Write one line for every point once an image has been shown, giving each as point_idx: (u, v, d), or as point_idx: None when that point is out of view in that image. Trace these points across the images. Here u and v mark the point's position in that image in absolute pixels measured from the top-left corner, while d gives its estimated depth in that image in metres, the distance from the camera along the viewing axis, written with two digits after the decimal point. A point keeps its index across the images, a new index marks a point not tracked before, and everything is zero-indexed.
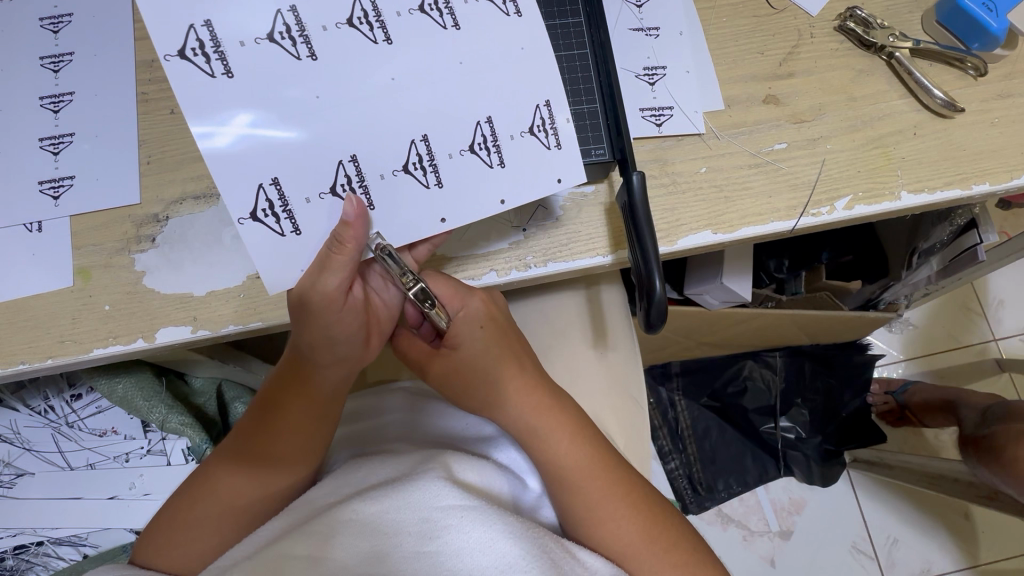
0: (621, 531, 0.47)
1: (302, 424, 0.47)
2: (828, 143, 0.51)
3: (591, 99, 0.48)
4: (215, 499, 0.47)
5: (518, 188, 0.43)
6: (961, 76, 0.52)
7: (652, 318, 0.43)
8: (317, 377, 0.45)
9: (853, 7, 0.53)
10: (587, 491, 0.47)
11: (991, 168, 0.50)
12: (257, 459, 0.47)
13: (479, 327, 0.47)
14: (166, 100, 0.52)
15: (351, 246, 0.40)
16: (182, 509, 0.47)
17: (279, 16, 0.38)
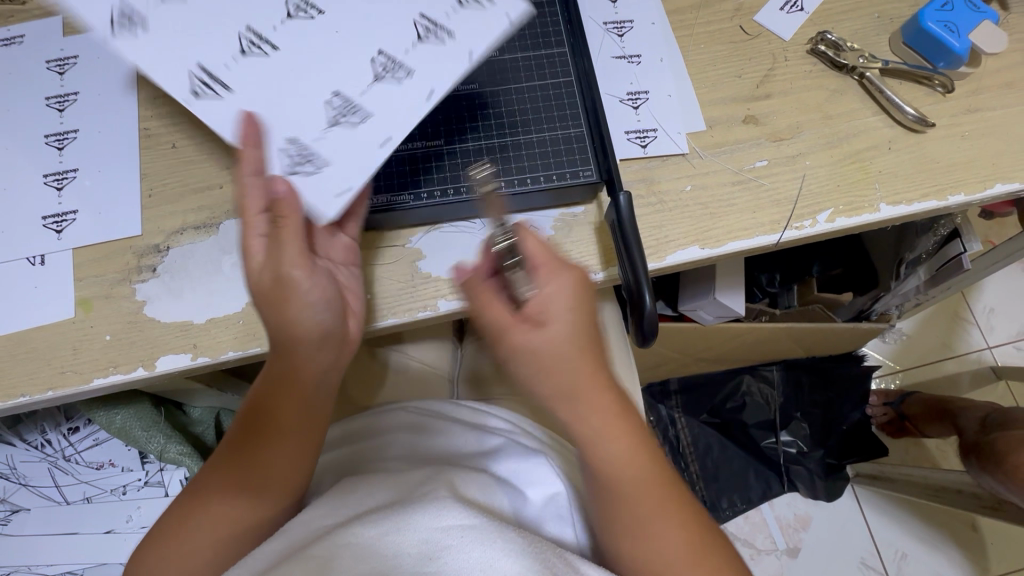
0: (666, 550, 0.42)
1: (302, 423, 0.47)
2: (807, 160, 0.53)
3: (578, 123, 0.51)
4: (211, 510, 0.45)
5: (434, 71, 0.45)
6: (930, 93, 0.55)
7: (648, 328, 0.44)
8: (301, 369, 0.45)
9: (823, 32, 0.56)
10: (636, 502, 0.42)
11: (965, 179, 0.52)
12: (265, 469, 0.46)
13: (570, 309, 0.41)
14: (167, 134, 0.54)
15: (293, 207, 0.41)
16: (176, 527, 0.45)
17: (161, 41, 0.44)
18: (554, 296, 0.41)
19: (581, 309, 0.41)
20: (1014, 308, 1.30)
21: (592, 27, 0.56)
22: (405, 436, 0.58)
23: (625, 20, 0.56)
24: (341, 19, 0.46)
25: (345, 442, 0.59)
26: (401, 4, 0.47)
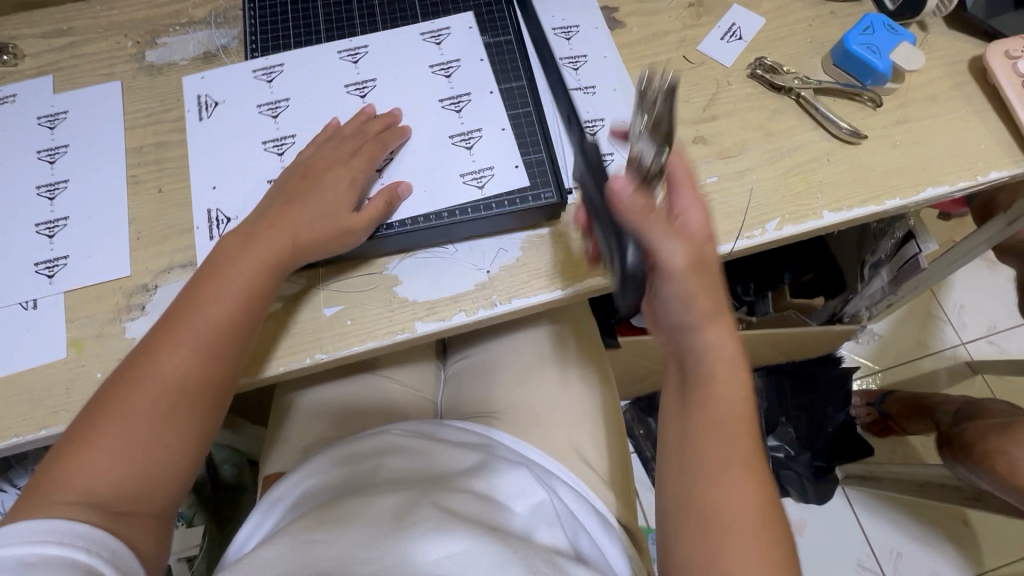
0: (733, 510, 0.40)
1: (232, 373, 0.47)
2: (753, 174, 0.57)
3: (539, 149, 0.56)
4: (142, 403, 0.43)
5: (485, 107, 0.57)
6: (862, 108, 0.60)
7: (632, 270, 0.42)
8: (260, 297, 0.48)
9: (761, 58, 0.61)
10: (715, 419, 0.43)
11: (899, 185, 0.57)
12: (199, 423, 0.46)
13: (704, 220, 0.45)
14: (154, 179, 0.57)
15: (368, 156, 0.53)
16: (105, 412, 0.43)
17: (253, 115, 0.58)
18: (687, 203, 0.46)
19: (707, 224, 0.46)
20: (984, 304, 1.35)
21: (550, 62, 0.61)
22: (388, 457, 0.56)
23: (580, 55, 0.61)
24: (382, 95, 0.58)
25: (339, 463, 0.56)
26: (434, 35, 0.60)
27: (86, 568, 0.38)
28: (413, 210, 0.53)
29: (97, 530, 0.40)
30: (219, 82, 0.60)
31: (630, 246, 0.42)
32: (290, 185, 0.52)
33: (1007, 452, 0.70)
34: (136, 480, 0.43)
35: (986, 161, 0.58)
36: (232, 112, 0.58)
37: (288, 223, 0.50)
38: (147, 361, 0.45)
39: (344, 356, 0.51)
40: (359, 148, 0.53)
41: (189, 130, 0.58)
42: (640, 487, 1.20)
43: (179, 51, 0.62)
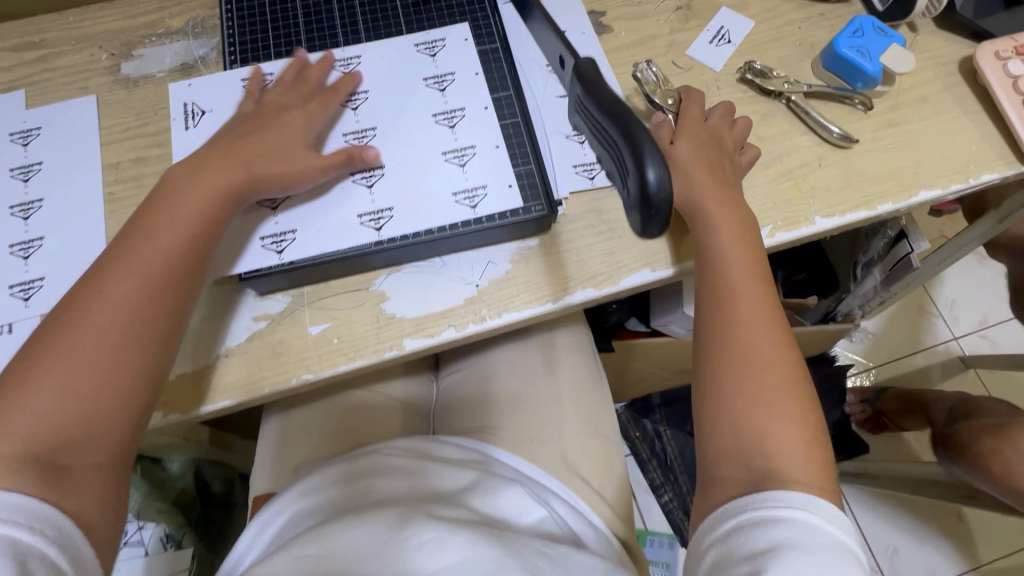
0: (776, 432, 0.43)
1: (171, 314, 0.45)
2: (745, 181, 0.56)
3: (527, 161, 0.54)
4: (77, 341, 0.42)
5: (480, 121, 0.55)
6: (852, 111, 0.59)
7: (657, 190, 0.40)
8: (201, 232, 0.47)
9: (750, 62, 0.61)
10: (741, 315, 0.47)
11: (891, 189, 0.56)
12: (139, 368, 0.43)
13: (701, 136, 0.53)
14: (132, 197, 0.55)
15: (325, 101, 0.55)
16: (40, 356, 0.41)
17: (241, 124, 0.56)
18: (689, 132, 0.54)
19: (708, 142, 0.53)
20: (976, 298, 1.35)
21: (536, 69, 0.60)
22: (377, 478, 0.54)
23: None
24: (374, 109, 0.56)
25: (335, 485, 0.55)
26: (428, 46, 0.59)
27: (0, 540, 0.35)
28: (401, 227, 0.51)
29: (19, 498, 0.37)
30: (206, 88, 0.58)
31: (650, 162, 0.40)
32: (244, 125, 0.53)
33: (1000, 452, 0.70)
34: (69, 430, 0.40)
35: (978, 163, 0.57)
36: (218, 120, 0.56)
37: (240, 155, 0.50)
38: (79, 301, 0.43)
39: (330, 376, 0.50)
40: (310, 96, 0.55)
41: (173, 138, 0.56)
42: (637, 490, 1.20)
43: (155, 63, 0.61)
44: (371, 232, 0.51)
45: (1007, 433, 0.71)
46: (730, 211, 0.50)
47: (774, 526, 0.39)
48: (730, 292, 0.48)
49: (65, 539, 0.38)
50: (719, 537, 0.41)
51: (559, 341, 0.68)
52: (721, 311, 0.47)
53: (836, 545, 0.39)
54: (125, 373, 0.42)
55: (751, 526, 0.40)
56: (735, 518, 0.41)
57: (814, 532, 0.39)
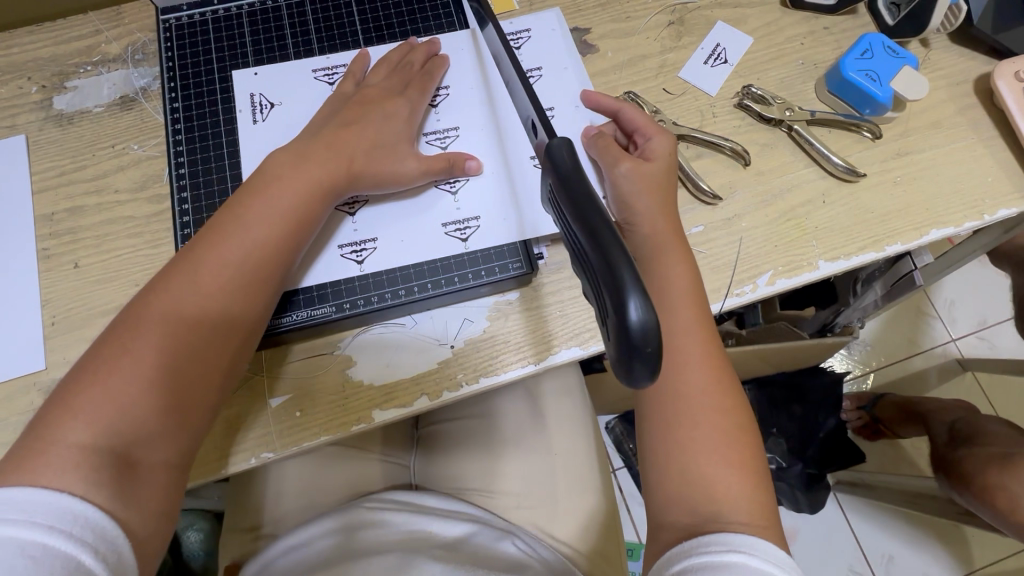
0: (716, 486, 0.40)
1: (254, 315, 0.42)
2: (744, 221, 0.52)
3: (500, 198, 0.50)
4: (146, 346, 0.38)
5: (568, 117, 0.53)
6: (859, 139, 0.54)
7: (634, 338, 0.23)
8: (276, 228, 0.43)
9: (749, 86, 0.55)
10: (687, 360, 0.43)
11: (901, 228, 0.52)
12: (213, 372, 0.40)
13: (656, 157, 0.47)
14: (69, 254, 0.50)
15: (425, 87, 0.51)
16: (105, 354, 0.38)
17: (293, 119, 0.52)
18: (657, 147, 0.48)
19: (655, 169, 0.46)
20: (977, 295, 1.27)
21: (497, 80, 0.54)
22: (367, 530, 0.52)
23: (533, 67, 0.55)
24: (456, 106, 0.53)
25: (317, 542, 0.51)
26: (515, 38, 0.56)
27: (65, 560, 0.32)
28: (383, 266, 0.48)
29: (86, 508, 0.34)
30: (276, 78, 0.53)
31: (631, 297, 0.24)
32: (345, 111, 0.49)
33: (1007, 487, 0.68)
34: (138, 427, 0.37)
35: (994, 197, 0.53)
36: (291, 115, 0.52)
37: (346, 146, 0.47)
38: (172, 289, 0.40)
39: (294, 452, 0.46)
40: (409, 81, 0.52)
41: (242, 133, 0.52)
42: (629, 503, 1.06)
43: (92, 96, 0.55)
44: (354, 266, 0.48)
45: (1012, 467, 0.69)
46: (672, 236, 0.45)
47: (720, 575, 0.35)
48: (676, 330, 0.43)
49: (119, 558, 0.34)
50: None
51: (546, 387, 0.64)
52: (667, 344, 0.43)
53: None
54: (190, 381, 0.39)
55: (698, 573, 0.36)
56: (683, 563, 0.37)
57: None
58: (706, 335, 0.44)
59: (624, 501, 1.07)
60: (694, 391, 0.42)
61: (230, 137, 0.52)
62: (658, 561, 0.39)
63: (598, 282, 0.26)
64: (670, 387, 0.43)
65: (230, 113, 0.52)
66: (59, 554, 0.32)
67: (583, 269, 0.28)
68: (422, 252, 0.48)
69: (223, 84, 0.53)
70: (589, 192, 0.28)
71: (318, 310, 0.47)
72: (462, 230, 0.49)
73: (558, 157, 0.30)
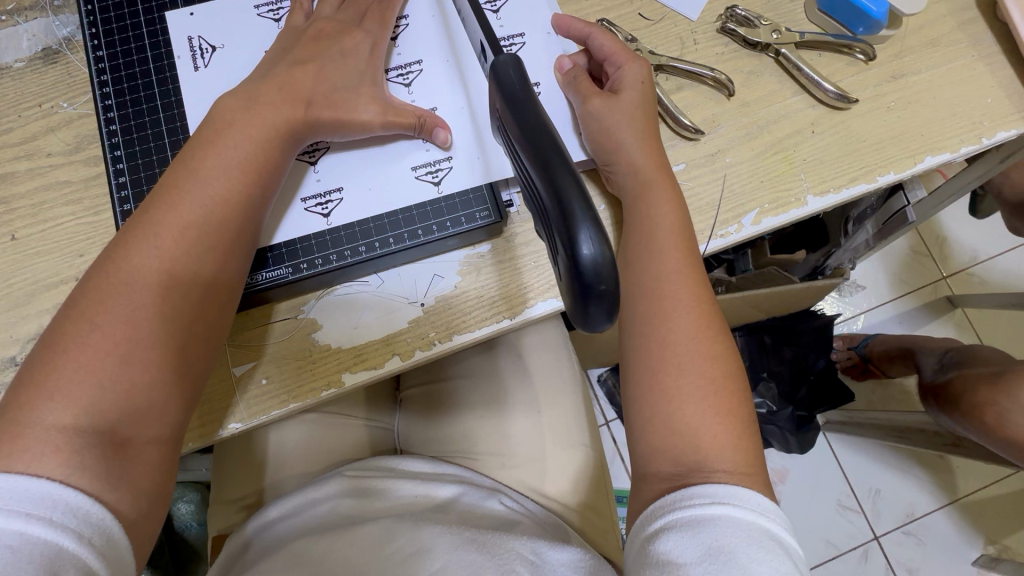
0: (707, 434, 0.39)
1: (230, 276, 0.39)
2: (727, 156, 0.48)
3: (467, 140, 0.46)
4: (116, 317, 0.35)
5: (538, 44, 0.49)
6: (851, 62, 0.50)
7: (586, 275, 0.22)
8: (239, 179, 0.39)
9: (732, 7, 0.51)
10: (674, 303, 0.41)
11: (894, 156, 0.49)
12: (194, 339, 0.37)
13: (637, 85, 0.44)
14: (4, 225, 0.46)
15: (387, 16, 0.47)
16: (72, 330, 0.35)
17: (233, 62, 0.47)
18: (632, 76, 0.44)
19: (632, 96, 0.43)
20: (970, 231, 1.24)
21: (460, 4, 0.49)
22: (358, 500, 0.50)
23: None
24: (416, 39, 0.48)
25: (298, 514, 0.50)
26: None
27: (45, 549, 0.30)
28: (347, 217, 0.45)
29: (69, 493, 0.32)
30: (213, 16, 0.48)
31: (582, 231, 0.22)
32: (298, 47, 0.44)
33: (997, 403, 0.68)
34: (120, 402, 0.34)
35: (994, 118, 0.49)
36: (236, 58, 0.47)
37: (299, 87, 0.42)
38: (133, 253, 0.37)
39: (263, 421, 0.44)
40: (365, 11, 0.47)
41: (183, 81, 0.47)
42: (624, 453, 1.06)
43: (10, 50, 0.49)
44: (319, 219, 0.45)
45: (1001, 383, 0.70)
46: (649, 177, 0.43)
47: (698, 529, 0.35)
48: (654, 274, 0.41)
49: (111, 541, 0.32)
50: (645, 539, 0.37)
51: (528, 343, 0.63)
52: (648, 289, 0.41)
53: (763, 535, 0.34)
54: (170, 351, 0.36)
55: (676, 528, 0.35)
56: (662, 520, 0.36)
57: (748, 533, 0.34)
58: (690, 278, 0.42)
59: (618, 452, 1.07)
60: (677, 339, 0.40)
61: (170, 86, 0.47)
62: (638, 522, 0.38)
63: (549, 221, 0.23)
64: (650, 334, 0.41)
65: (168, 59, 0.47)
66: (40, 543, 0.30)
67: (534, 208, 0.26)
68: (388, 203, 0.45)
69: (159, 26, 0.48)
70: (537, 114, 0.25)
71: (276, 272, 0.44)
72: (433, 173, 0.45)
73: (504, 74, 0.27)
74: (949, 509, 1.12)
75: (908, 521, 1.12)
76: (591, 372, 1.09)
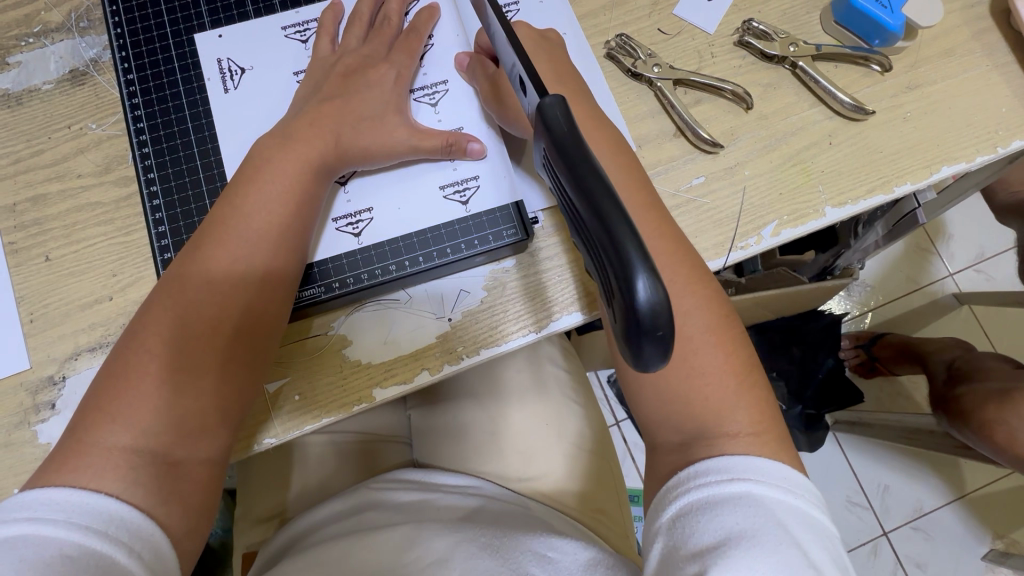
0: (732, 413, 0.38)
1: (278, 302, 0.41)
2: (747, 169, 0.49)
3: (495, 156, 0.47)
4: (173, 344, 0.37)
5: None
6: (867, 73, 0.51)
7: (643, 319, 0.22)
8: (285, 209, 0.41)
9: (750, 21, 0.51)
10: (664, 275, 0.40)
11: (910, 167, 0.49)
12: (245, 365, 0.39)
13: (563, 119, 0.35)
14: (38, 246, 0.47)
15: (415, 36, 0.48)
16: (131, 358, 0.37)
17: (261, 81, 0.48)
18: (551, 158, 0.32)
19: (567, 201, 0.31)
20: (977, 227, 1.25)
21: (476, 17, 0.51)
22: (378, 502, 0.52)
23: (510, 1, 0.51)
24: (440, 57, 0.49)
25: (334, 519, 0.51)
26: None
27: (99, 561, 0.31)
28: (379, 235, 0.46)
29: (122, 508, 0.33)
30: (241, 39, 0.49)
31: (639, 277, 0.22)
32: (327, 85, 0.45)
33: (1006, 424, 0.70)
34: (179, 425, 0.36)
35: (1009, 127, 0.50)
36: (265, 80, 0.48)
37: (331, 120, 0.43)
38: (189, 283, 0.38)
39: (296, 436, 0.45)
40: (390, 32, 0.48)
41: (214, 103, 0.48)
42: (636, 453, 1.07)
43: (39, 72, 0.50)
44: (351, 239, 0.46)
45: (1009, 403, 0.71)
46: (677, 239, 0.41)
47: (720, 507, 0.33)
48: (685, 335, 0.39)
49: (158, 556, 0.33)
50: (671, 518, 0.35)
51: (541, 356, 0.65)
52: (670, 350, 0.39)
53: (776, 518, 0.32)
54: (223, 376, 0.38)
55: (699, 508, 0.34)
56: (682, 498, 0.35)
57: (794, 517, 0.33)
58: (726, 342, 0.39)
59: (630, 452, 1.07)
60: (715, 404, 0.38)
61: (199, 108, 0.48)
62: (652, 504, 0.37)
63: (601, 257, 0.24)
64: (685, 399, 0.38)
65: (198, 82, 0.48)
66: (91, 553, 0.31)
67: (579, 234, 0.27)
68: (417, 222, 0.46)
69: (187, 50, 0.49)
70: (591, 163, 0.25)
71: (307, 291, 0.45)
72: (461, 192, 0.46)
73: (551, 116, 0.27)
74: (957, 505, 1.13)
75: (917, 516, 1.13)
76: (601, 373, 1.10)
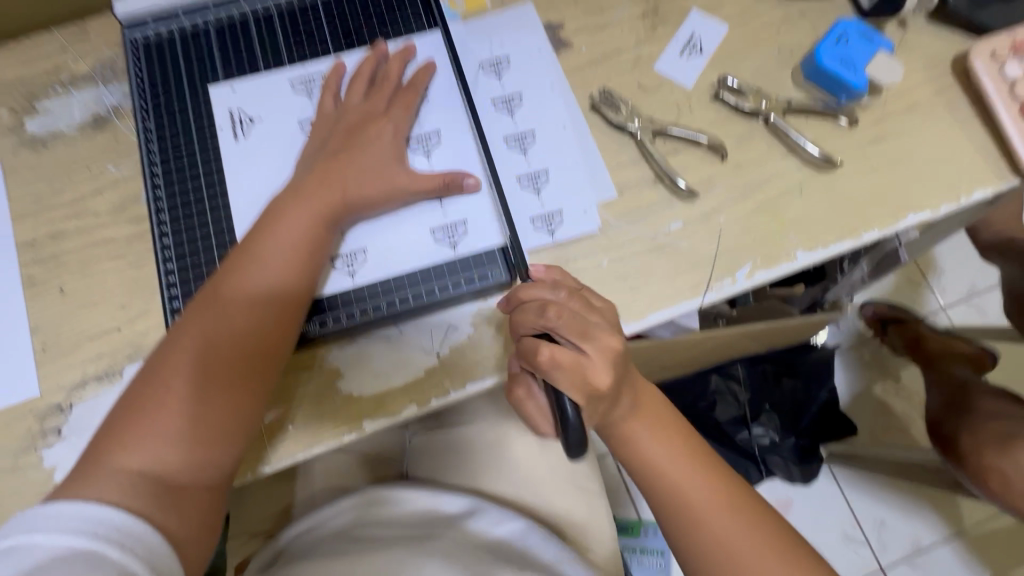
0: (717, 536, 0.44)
1: (284, 343, 0.43)
2: (722, 215, 0.52)
3: (483, 201, 0.50)
4: (182, 382, 0.40)
5: (544, 111, 0.54)
6: (836, 126, 0.54)
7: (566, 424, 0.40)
8: (292, 256, 0.44)
9: (724, 77, 0.55)
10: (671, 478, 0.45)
11: (878, 215, 0.52)
12: (248, 403, 0.41)
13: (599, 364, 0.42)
14: (54, 279, 0.50)
15: (411, 89, 0.52)
16: (145, 393, 0.40)
17: (268, 130, 0.52)
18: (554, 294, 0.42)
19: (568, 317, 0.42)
20: (968, 261, 1.27)
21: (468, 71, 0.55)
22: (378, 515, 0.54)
23: (501, 57, 0.55)
24: (435, 108, 0.53)
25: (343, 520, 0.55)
26: (485, 35, 0.56)
27: (97, 559, 0.34)
28: (373, 275, 0.49)
29: (119, 515, 0.36)
30: (251, 91, 0.53)
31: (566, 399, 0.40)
32: (329, 136, 0.49)
33: (1001, 468, 0.70)
34: (184, 456, 0.39)
35: (972, 178, 0.53)
36: (271, 129, 0.52)
37: (330, 168, 0.47)
38: (201, 323, 0.42)
39: (291, 463, 0.47)
40: (389, 85, 0.52)
41: (224, 150, 0.52)
42: (629, 483, 1.06)
43: (64, 117, 0.54)
44: (346, 278, 0.49)
45: (1011, 447, 0.71)
46: None
47: None
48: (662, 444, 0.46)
49: (157, 558, 0.36)
50: None
51: None
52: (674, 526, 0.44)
53: None
54: (226, 413, 0.40)
55: None
56: None
57: None
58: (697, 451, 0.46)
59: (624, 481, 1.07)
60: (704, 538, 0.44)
61: (210, 155, 0.52)
62: None
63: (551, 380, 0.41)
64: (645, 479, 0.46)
65: (210, 130, 0.52)
66: (89, 555, 0.34)
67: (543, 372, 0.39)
68: (408, 263, 0.49)
69: (201, 100, 0.53)
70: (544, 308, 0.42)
71: (304, 326, 0.48)
72: (451, 235, 0.50)
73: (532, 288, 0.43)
74: (955, 541, 1.13)
75: (914, 552, 1.12)
76: None
